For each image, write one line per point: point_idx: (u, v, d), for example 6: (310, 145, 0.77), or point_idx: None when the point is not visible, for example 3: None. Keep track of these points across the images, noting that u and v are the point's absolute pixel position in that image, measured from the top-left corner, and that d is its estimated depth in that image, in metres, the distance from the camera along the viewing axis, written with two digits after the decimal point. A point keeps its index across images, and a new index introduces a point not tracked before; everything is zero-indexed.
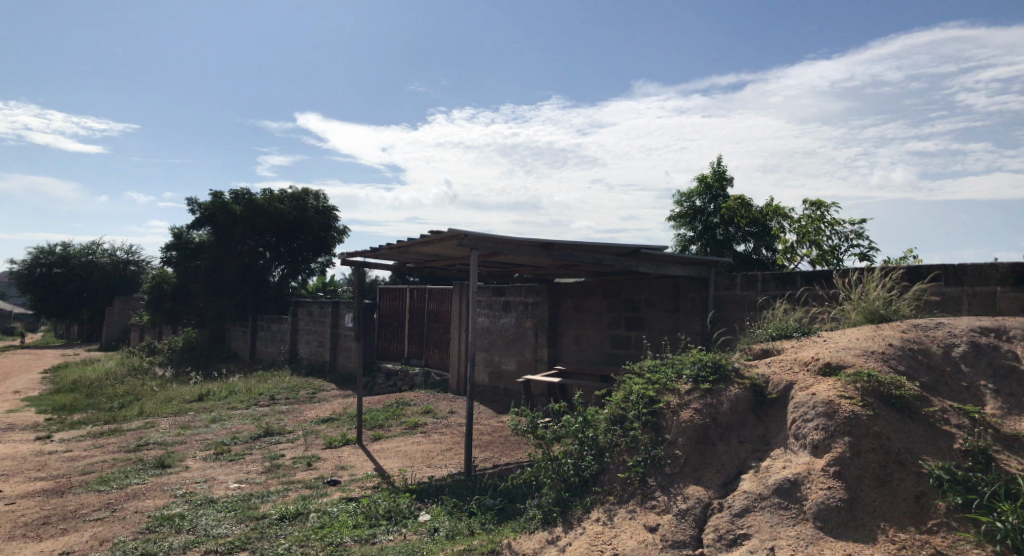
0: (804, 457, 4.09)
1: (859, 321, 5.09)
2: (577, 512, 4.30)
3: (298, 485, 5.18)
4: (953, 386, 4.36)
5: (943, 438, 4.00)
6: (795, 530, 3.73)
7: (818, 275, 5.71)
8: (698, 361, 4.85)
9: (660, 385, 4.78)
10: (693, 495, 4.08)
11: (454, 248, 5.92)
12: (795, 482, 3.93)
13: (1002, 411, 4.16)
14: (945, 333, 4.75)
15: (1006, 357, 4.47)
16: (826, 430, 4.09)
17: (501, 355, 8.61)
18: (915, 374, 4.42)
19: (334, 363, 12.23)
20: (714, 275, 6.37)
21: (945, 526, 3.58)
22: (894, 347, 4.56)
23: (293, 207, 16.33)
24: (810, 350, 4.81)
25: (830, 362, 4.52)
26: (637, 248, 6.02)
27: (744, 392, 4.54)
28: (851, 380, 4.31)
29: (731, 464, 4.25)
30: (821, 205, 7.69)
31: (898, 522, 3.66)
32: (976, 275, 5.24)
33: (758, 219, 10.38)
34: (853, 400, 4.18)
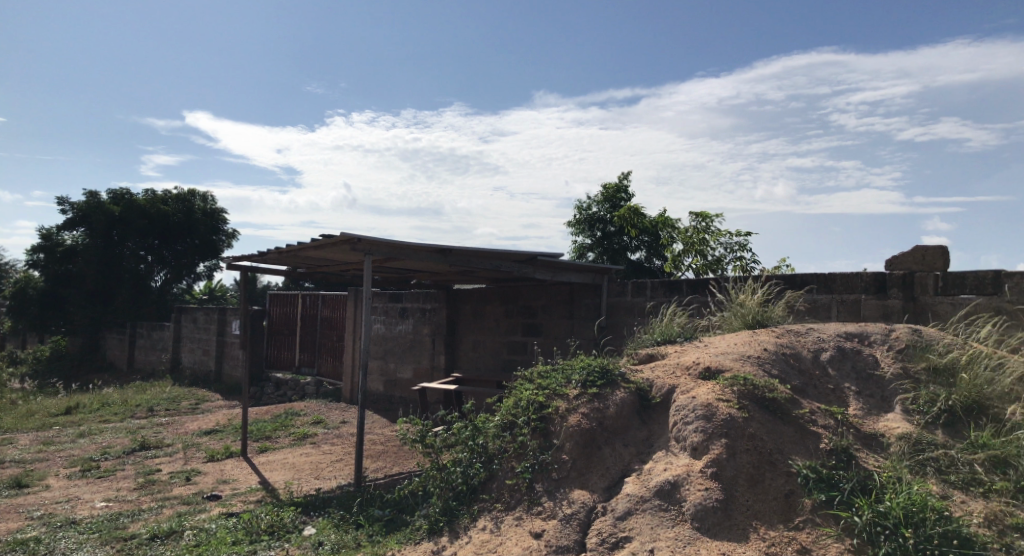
0: (684, 459, 4.23)
1: (739, 326, 5.34)
2: (464, 520, 4.27)
3: (174, 501, 4.92)
4: (820, 388, 4.63)
5: (810, 438, 4.23)
6: (674, 531, 3.85)
7: (704, 283, 5.94)
8: (586, 366, 4.93)
9: (550, 391, 4.84)
10: (578, 500, 4.15)
11: (347, 253, 5.79)
12: (674, 484, 4.06)
13: (862, 411, 4.45)
14: (815, 338, 5.04)
15: (867, 360, 4.79)
16: (705, 432, 4.24)
17: (396, 363, 8.51)
18: (787, 377, 4.66)
19: (221, 372, 11.73)
20: (607, 282, 6.53)
21: (810, 522, 3.78)
22: (768, 352, 4.80)
23: (177, 210, 15.65)
24: (691, 354, 4.99)
25: (710, 366, 4.71)
26: (533, 254, 6.08)
27: (629, 397, 4.66)
28: (729, 384, 4.50)
29: (616, 467, 4.34)
30: (706, 216, 8.02)
31: (768, 520, 3.84)
32: (844, 283, 5.60)
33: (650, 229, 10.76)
34: (730, 403, 4.36)
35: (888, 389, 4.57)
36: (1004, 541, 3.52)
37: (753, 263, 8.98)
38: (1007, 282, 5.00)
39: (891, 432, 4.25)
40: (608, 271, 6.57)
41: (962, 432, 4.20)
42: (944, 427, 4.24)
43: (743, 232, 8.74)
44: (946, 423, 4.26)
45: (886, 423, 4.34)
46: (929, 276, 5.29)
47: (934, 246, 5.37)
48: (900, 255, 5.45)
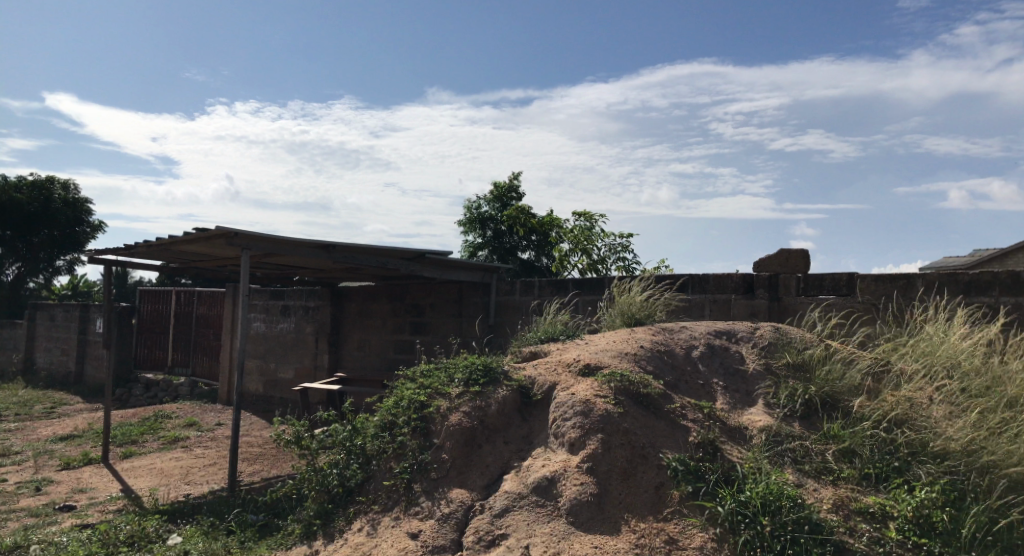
0: (561, 455, 4.31)
1: (619, 324, 5.50)
2: (339, 524, 4.19)
3: (21, 514, 4.54)
4: (691, 384, 4.84)
5: (680, 432, 4.41)
6: (549, 526, 3.90)
7: (588, 282, 6.10)
8: (469, 365, 4.93)
9: (432, 389, 4.81)
10: (456, 499, 4.14)
11: (225, 247, 5.52)
12: (551, 480, 4.12)
13: (729, 406, 4.69)
14: (687, 336, 5.26)
15: (734, 357, 5.05)
16: (583, 427, 4.34)
17: (277, 363, 8.24)
18: (660, 373, 4.84)
19: (82, 373, 10.96)
20: (496, 281, 6.57)
21: (678, 513, 3.93)
22: (644, 349, 4.98)
23: (33, 199, 14.40)
24: (572, 352, 5.09)
25: (589, 363, 4.83)
26: (422, 252, 6.03)
27: (511, 395, 4.69)
28: (606, 380, 4.63)
29: (496, 465, 4.36)
30: (591, 216, 8.22)
31: (639, 513, 3.97)
32: (716, 284, 5.94)
33: (539, 228, 10.94)
34: (607, 399, 4.48)
35: (752, 384, 4.83)
36: (849, 525, 3.80)
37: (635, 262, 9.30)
38: (858, 283, 5.40)
39: (754, 424, 4.50)
40: (497, 270, 6.60)
41: (816, 424, 4.50)
42: (800, 420, 4.52)
43: (627, 232, 9.01)
44: (803, 415, 4.55)
45: (749, 417, 4.58)
46: (791, 277, 5.66)
47: (796, 251, 5.73)
48: (766, 259, 5.81)
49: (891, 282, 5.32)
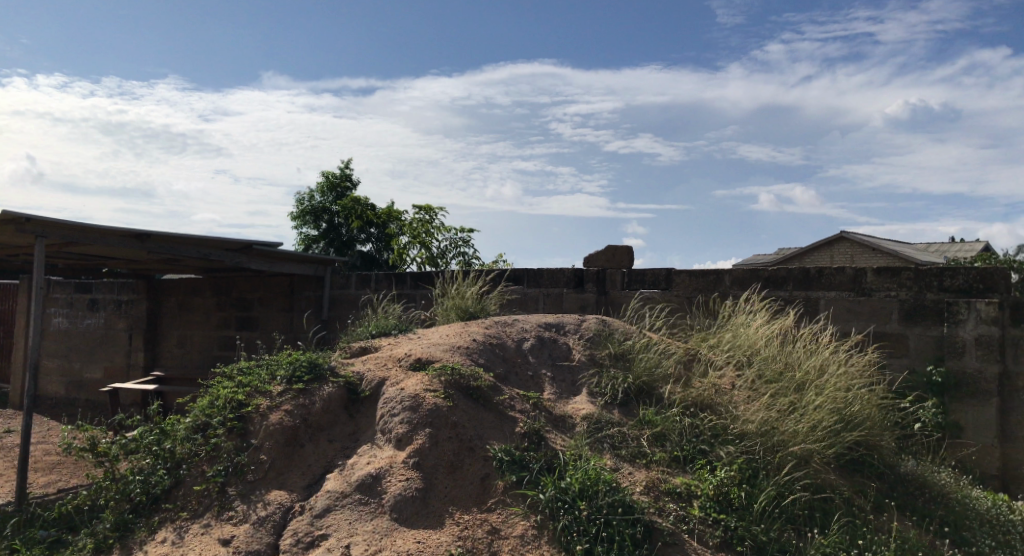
0: (387, 451, 4.23)
1: (453, 318, 5.50)
2: (140, 535, 3.89)
3: None
4: (521, 375, 4.93)
5: (508, 424, 4.47)
6: (372, 524, 3.81)
7: (424, 276, 6.10)
8: (293, 361, 4.74)
9: (251, 388, 4.57)
10: (274, 501, 3.94)
11: (15, 234, 4.92)
12: (376, 477, 4.04)
13: (555, 396, 4.82)
14: (518, 329, 5.37)
15: (562, 348, 5.22)
16: (410, 422, 4.29)
17: (82, 362, 7.57)
18: (492, 365, 4.90)
19: None
20: (330, 274, 6.46)
21: (501, 503, 3.98)
22: (476, 343, 5.01)
23: None
24: (403, 347, 5.03)
25: (420, 358, 4.80)
26: (249, 243, 5.73)
27: (337, 392, 4.55)
28: (436, 374, 4.62)
29: (318, 465, 4.20)
30: (431, 209, 8.24)
31: (463, 505, 3.97)
32: (547, 279, 6.21)
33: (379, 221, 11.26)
34: (436, 393, 4.47)
35: (577, 374, 5.02)
36: (658, 505, 4.03)
37: (472, 258, 9.60)
38: (675, 278, 5.80)
39: (577, 413, 4.67)
40: (331, 264, 6.45)
41: (633, 410, 4.74)
42: (619, 407, 4.76)
43: (465, 229, 9.27)
44: (622, 403, 4.79)
45: (573, 406, 4.75)
46: (617, 272, 6.00)
47: (622, 248, 6.25)
48: (594, 255, 6.21)
49: (704, 278, 5.74)
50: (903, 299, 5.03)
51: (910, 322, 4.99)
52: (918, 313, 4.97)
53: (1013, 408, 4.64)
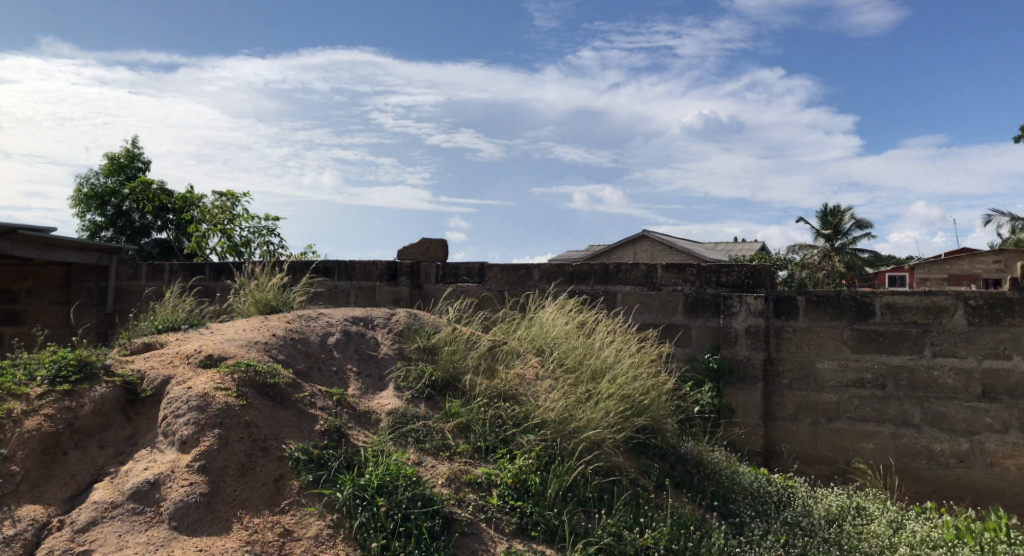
0: (169, 455, 3.89)
1: (252, 311, 5.20)
2: None
3: None
4: (324, 371, 4.74)
5: (307, 421, 4.26)
6: (146, 535, 3.46)
7: (222, 268, 5.83)
8: (59, 360, 4.25)
9: (4, 390, 4.04)
10: (26, 517, 3.50)
11: None
12: (154, 484, 3.69)
13: (360, 391, 4.67)
14: (324, 323, 5.18)
15: (369, 342, 5.09)
16: (196, 423, 3.96)
17: None
18: (292, 361, 4.66)
19: None
20: (116, 265, 6.27)
21: (295, 504, 3.77)
22: (276, 338, 4.76)
23: None
24: (193, 342, 4.70)
25: (211, 354, 4.49)
26: (13, 227, 5.08)
27: (110, 392, 4.15)
28: (229, 371, 4.33)
29: (84, 473, 3.80)
30: (233, 198, 8.05)
31: (254, 508, 3.71)
32: (359, 272, 6.13)
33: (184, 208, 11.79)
34: (228, 391, 4.18)
35: (384, 369, 4.90)
36: (458, 497, 4.05)
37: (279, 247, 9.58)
38: (488, 272, 5.91)
39: (382, 408, 4.55)
40: (118, 253, 6.31)
41: (439, 403, 4.71)
42: (425, 400, 4.70)
43: (272, 216, 9.10)
44: (428, 397, 4.74)
45: (378, 401, 4.61)
46: (431, 266, 5.99)
47: (436, 241, 6.26)
48: (409, 247, 6.17)
49: (514, 272, 5.90)
50: (687, 293, 5.49)
51: (693, 314, 5.46)
52: (698, 306, 5.45)
53: (775, 391, 5.20)
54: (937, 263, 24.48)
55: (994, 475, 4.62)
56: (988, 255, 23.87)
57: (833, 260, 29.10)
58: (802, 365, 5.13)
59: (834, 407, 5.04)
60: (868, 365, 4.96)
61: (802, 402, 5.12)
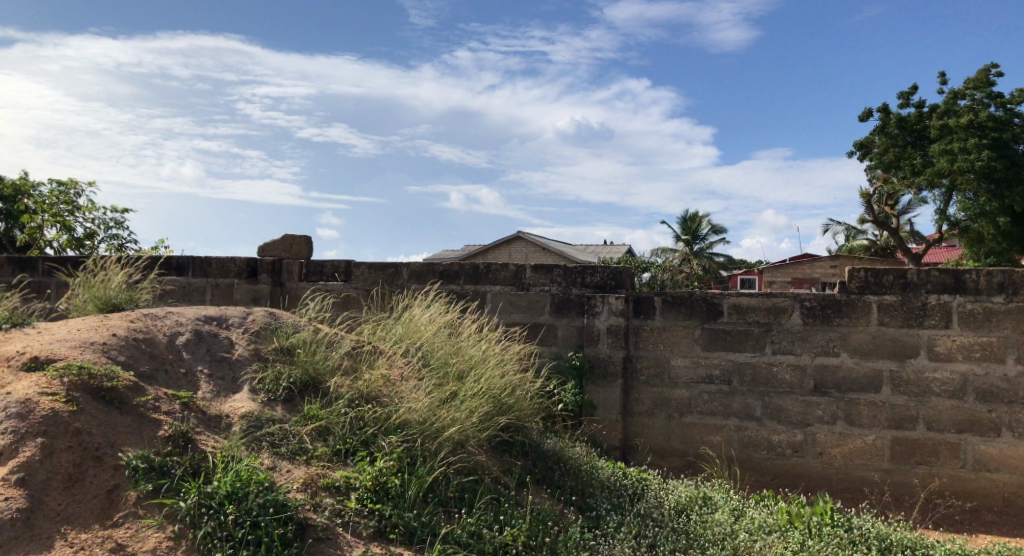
0: None
1: (90, 310, 4.83)
2: None
3: None
4: (171, 374, 4.45)
5: (149, 427, 3.93)
6: None
7: (60, 263, 5.50)
8: None
9: None
10: None
11: None
12: None
13: (211, 395, 4.42)
14: (172, 322, 4.88)
15: (222, 343, 4.83)
16: (15, 433, 3.62)
17: None
18: (135, 363, 4.35)
19: None
20: None
21: (130, 516, 3.48)
22: (116, 339, 4.43)
23: None
24: (17, 343, 4.29)
25: (38, 356, 4.11)
26: None
27: None
28: (58, 374, 3.98)
29: None
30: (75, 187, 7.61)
31: (81, 522, 3.42)
32: (216, 269, 5.95)
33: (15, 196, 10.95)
34: (55, 397, 3.84)
35: (239, 371, 4.66)
36: (314, 501, 3.90)
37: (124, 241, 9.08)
38: (354, 270, 5.80)
39: (234, 412, 4.31)
40: None
41: (297, 406, 4.54)
42: (282, 403, 4.51)
43: (117, 209, 8.64)
44: (285, 399, 4.56)
45: (231, 405, 4.38)
46: (294, 264, 5.87)
47: (301, 238, 6.12)
48: (271, 243, 6.03)
49: (381, 270, 5.83)
50: (553, 294, 5.61)
51: (559, 314, 5.59)
52: (564, 306, 5.58)
53: (633, 388, 5.43)
54: (781, 268, 26.53)
55: (823, 462, 5.02)
56: (825, 260, 26.14)
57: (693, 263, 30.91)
58: (657, 362, 5.39)
59: (686, 402, 5.32)
60: (716, 362, 5.26)
61: (657, 398, 5.38)
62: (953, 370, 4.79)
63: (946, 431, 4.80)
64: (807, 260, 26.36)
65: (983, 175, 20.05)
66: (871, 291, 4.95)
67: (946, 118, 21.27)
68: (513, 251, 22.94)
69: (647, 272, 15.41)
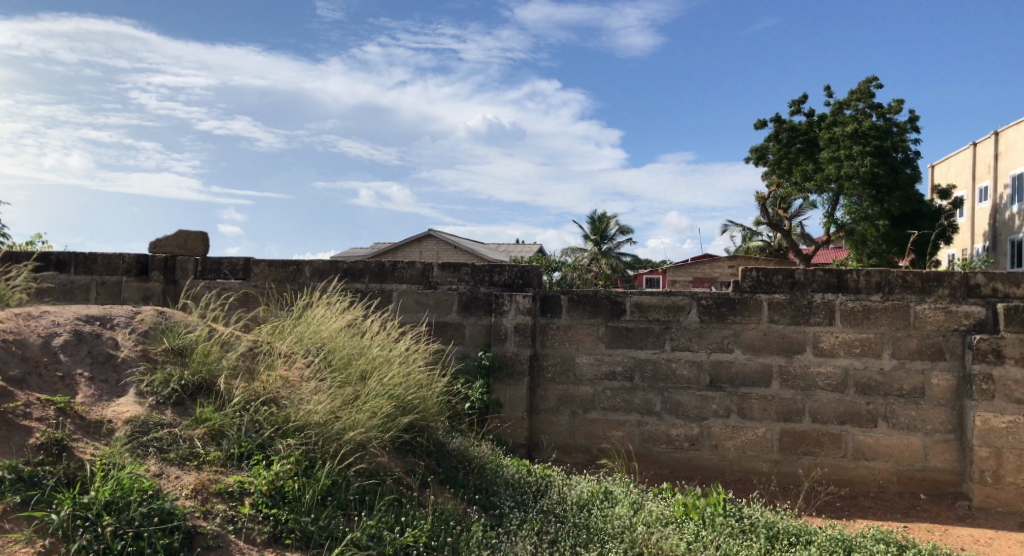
0: None
1: None
2: None
3: None
4: (46, 378, 4.18)
5: (19, 435, 3.67)
6: None
7: None
8: None
9: None
10: None
11: None
12: None
13: (91, 400, 4.17)
14: (49, 323, 4.59)
15: (106, 344, 4.56)
16: None
17: None
18: (4, 367, 4.06)
19: None
20: None
21: None
22: None
23: None
24: None
25: None
26: None
27: None
28: None
29: None
30: None
31: None
32: (103, 266, 5.72)
33: None
34: None
35: (124, 373, 4.42)
36: (204, 508, 3.71)
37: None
38: (254, 268, 5.67)
39: (117, 417, 4.08)
40: None
41: (188, 409, 4.35)
42: (172, 406, 4.30)
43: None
44: (176, 403, 4.35)
45: (114, 409, 4.14)
46: (189, 261, 5.72)
47: (196, 234, 5.94)
48: (163, 239, 5.83)
49: (283, 268, 5.70)
50: (461, 292, 5.59)
51: (466, 312, 5.57)
52: (471, 304, 5.57)
53: (539, 385, 5.50)
54: (682, 268, 27.46)
55: (718, 455, 5.21)
56: (724, 260, 27.23)
57: (601, 262, 31.60)
58: (562, 360, 5.46)
59: (590, 398, 5.42)
60: (619, 359, 5.38)
61: (562, 395, 5.46)
62: (836, 365, 5.07)
63: (829, 422, 5.07)
64: (705, 260, 27.62)
65: (866, 180, 21.41)
66: (762, 290, 5.19)
67: (832, 128, 22.93)
68: (424, 248, 22.76)
69: (557, 272, 15.61)
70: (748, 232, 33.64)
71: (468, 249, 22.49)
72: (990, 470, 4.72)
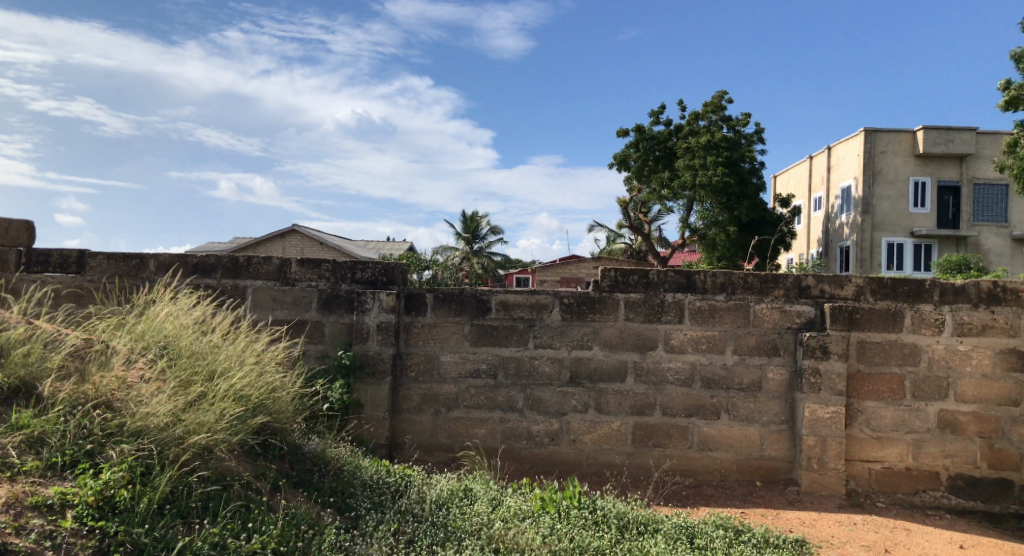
0: None
1: None
2: None
3: None
4: None
5: None
6: None
7: None
8: None
9: None
10: None
11: None
12: None
13: None
14: None
15: None
16: None
17: None
18: None
19: None
20: None
21: None
22: None
23: None
24: None
25: None
26: None
27: None
28: None
29: None
30: None
31: None
32: None
33: None
34: None
35: None
36: (16, 524, 3.37)
37: None
38: (89, 261, 5.34)
39: None
40: None
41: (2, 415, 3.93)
42: None
43: None
44: None
45: None
46: (11, 252, 5.34)
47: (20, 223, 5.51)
48: None
49: (125, 261, 5.38)
50: (321, 289, 5.43)
51: (326, 310, 5.42)
52: (332, 302, 5.42)
53: (401, 384, 5.44)
54: (550, 268, 28.13)
55: (575, 449, 5.36)
56: (589, 261, 28.29)
57: (473, 261, 31.78)
58: (425, 358, 5.42)
59: (453, 397, 5.41)
60: (483, 357, 5.41)
61: (424, 394, 5.43)
62: (684, 360, 5.34)
63: (677, 415, 5.34)
64: (574, 261, 28.44)
65: (718, 189, 22.71)
66: (619, 290, 5.39)
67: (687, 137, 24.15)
68: (287, 244, 21.91)
69: (427, 271, 15.54)
70: (612, 235, 35.01)
71: (335, 247, 21.96)
72: (815, 457, 5.13)
